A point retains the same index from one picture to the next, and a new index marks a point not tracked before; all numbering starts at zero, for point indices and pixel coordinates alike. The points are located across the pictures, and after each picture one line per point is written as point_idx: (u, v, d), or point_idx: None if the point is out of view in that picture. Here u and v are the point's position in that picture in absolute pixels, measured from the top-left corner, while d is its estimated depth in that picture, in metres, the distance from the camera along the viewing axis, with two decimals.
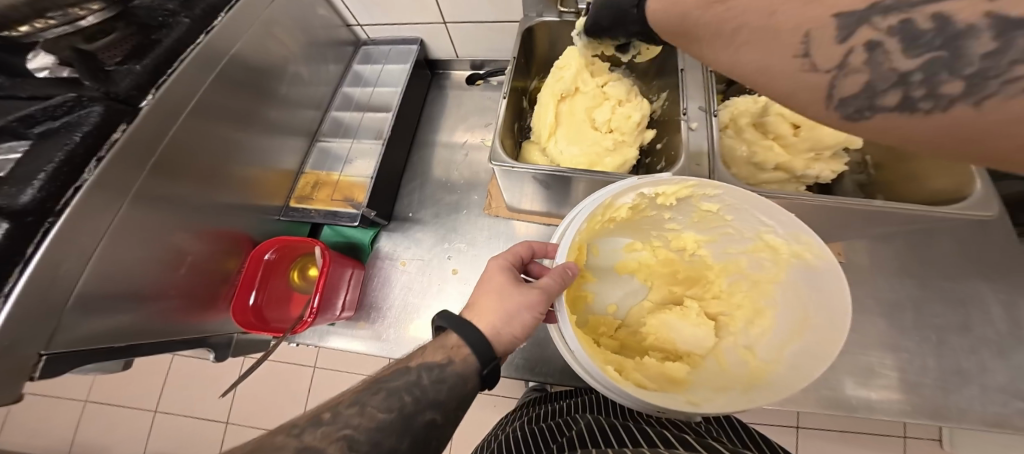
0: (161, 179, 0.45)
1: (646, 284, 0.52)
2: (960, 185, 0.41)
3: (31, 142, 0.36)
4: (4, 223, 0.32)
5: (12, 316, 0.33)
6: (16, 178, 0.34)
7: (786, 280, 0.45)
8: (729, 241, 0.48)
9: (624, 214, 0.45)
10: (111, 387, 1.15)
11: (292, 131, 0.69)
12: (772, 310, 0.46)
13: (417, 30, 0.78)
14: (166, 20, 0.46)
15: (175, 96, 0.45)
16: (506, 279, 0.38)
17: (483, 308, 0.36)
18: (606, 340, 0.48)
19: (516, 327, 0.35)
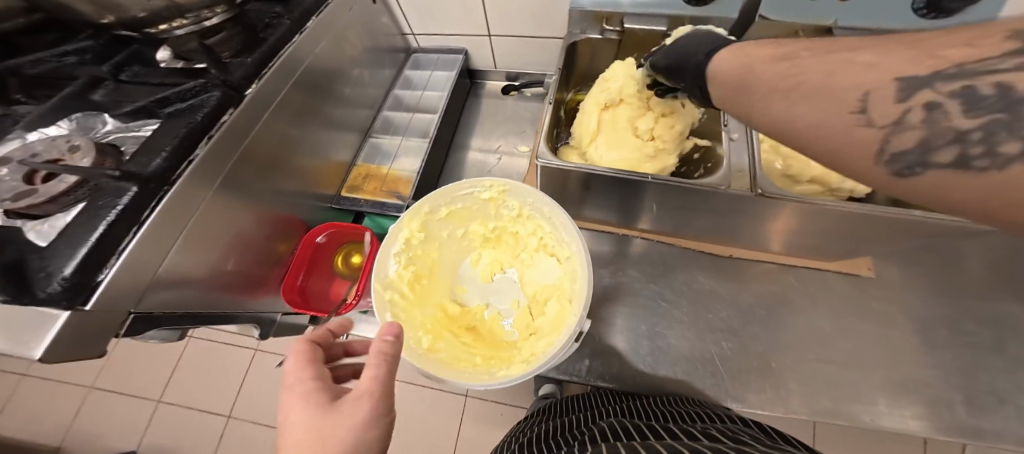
0: (242, 164, 0.50)
1: (509, 267, 0.63)
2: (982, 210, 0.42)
3: (160, 121, 0.44)
4: (133, 188, 0.37)
5: (121, 272, 0.37)
6: (146, 151, 0.40)
7: (524, 207, 0.57)
8: (480, 214, 0.62)
9: (413, 273, 0.56)
10: (134, 367, 1.19)
11: (348, 128, 0.75)
12: (538, 217, 0.57)
13: (464, 41, 0.85)
14: (272, 21, 0.54)
15: (269, 89, 0.51)
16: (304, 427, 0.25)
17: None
18: (530, 327, 0.55)
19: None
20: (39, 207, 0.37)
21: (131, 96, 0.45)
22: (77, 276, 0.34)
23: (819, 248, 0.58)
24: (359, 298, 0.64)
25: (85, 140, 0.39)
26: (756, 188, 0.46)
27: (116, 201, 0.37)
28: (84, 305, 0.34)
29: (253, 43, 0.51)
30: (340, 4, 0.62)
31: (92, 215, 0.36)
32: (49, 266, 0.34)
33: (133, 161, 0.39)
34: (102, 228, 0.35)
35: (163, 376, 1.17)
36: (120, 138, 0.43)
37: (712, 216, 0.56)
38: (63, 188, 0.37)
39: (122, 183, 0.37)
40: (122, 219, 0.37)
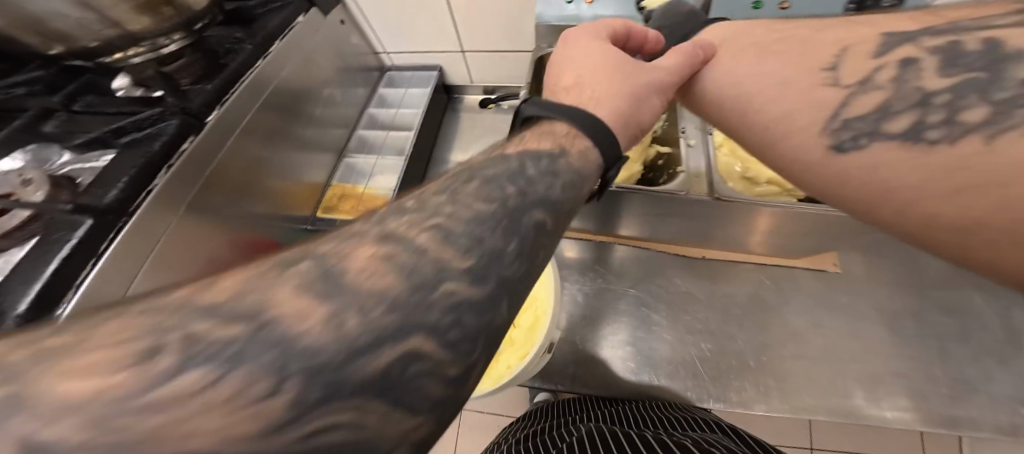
0: (209, 190, 0.50)
1: None
2: None
3: (115, 150, 0.43)
4: (88, 220, 0.37)
5: (78, 308, 0.36)
6: (102, 182, 0.40)
7: None
8: None
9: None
10: None
11: (322, 147, 0.75)
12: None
13: (437, 58, 0.86)
14: (233, 46, 0.54)
15: (233, 113, 0.51)
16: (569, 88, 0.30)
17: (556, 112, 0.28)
18: None
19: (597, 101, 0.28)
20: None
21: (86, 126, 0.44)
22: (31, 313, 0.33)
23: (787, 245, 0.60)
24: None
25: (36, 173, 0.39)
26: (713, 193, 0.48)
27: (70, 233, 0.36)
28: None
29: (214, 70, 0.52)
30: (306, 26, 0.63)
31: (44, 249, 0.36)
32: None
33: (88, 194, 0.38)
34: (54, 263, 0.35)
35: None
36: (78, 169, 0.42)
37: (683, 220, 0.57)
38: (15, 222, 0.37)
39: (75, 216, 0.36)
40: (77, 253, 0.36)
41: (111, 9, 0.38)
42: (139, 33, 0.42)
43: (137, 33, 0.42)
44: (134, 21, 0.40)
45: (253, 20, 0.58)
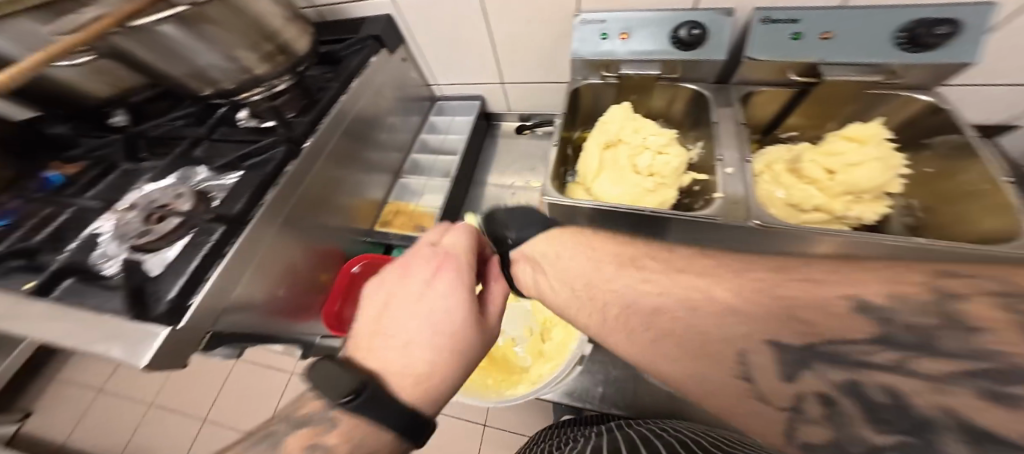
0: (301, 203, 0.61)
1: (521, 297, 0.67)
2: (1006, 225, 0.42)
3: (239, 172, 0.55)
4: (221, 227, 0.48)
5: (207, 296, 0.46)
6: (231, 196, 0.51)
7: None
8: None
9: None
10: (168, 392, 1.23)
11: (381, 170, 0.85)
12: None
13: (480, 89, 0.95)
14: (323, 86, 0.67)
15: (323, 139, 0.62)
16: (441, 313, 0.32)
17: (422, 344, 0.31)
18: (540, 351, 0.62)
19: (465, 344, 0.32)
20: (152, 242, 0.49)
21: (221, 152, 0.59)
22: (177, 300, 0.44)
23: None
24: None
25: (187, 190, 0.54)
26: (751, 219, 0.47)
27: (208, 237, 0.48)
28: (176, 324, 0.43)
29: (308, 104, 0.63)
30: (378, 65, 0.74)
31: (194, 248, 0.48)
32: (158, 290, 0.45)
33: (221, 205, 0.50)
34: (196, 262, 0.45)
35: (194, 403, 1.19)
36: (214, 185, 0.56)
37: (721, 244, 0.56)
38: (169, 228, 0.50)
39: (212, 224, 0.48)
40: (211, 254, 0.47)
41: (246, 60, 0.52)
42: (260, 77, 0.55)
43: (261, 76, 0.55)
44: (260, 67, 0.54)
45: (338, 61, 0.72)
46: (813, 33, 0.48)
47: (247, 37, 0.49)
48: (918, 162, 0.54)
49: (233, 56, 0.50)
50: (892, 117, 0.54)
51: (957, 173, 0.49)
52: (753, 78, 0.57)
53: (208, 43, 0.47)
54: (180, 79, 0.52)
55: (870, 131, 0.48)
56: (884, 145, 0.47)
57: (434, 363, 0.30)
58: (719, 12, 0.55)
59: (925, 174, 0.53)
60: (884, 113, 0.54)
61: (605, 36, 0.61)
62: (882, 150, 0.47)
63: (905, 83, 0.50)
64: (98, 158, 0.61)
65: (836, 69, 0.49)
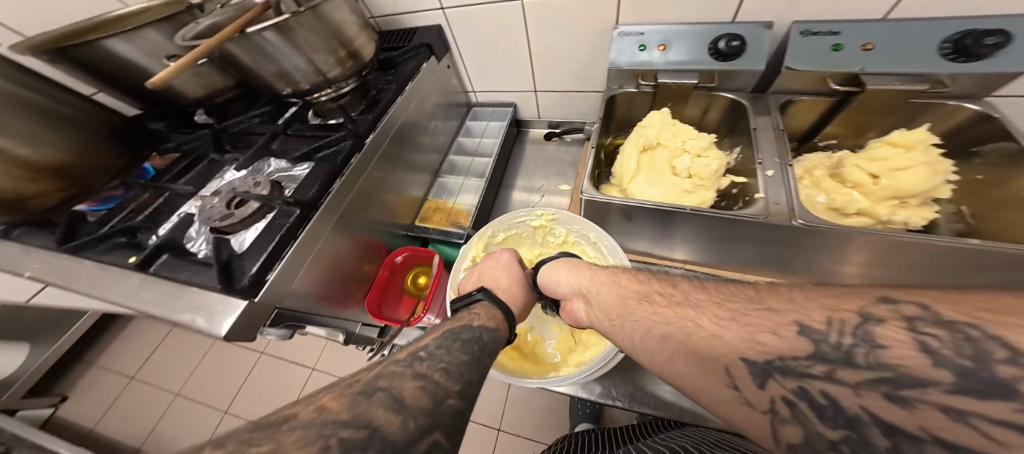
0: (360, 194, 0.68)
1: None
2: None
3: (312, 162, 0.65)
4: (298, 209, 0.55)
5: (282, 273, 0.52)
6: (308, 183, 0.60)
7: (569, 234, 0.67)
8: (528, 241, 0.71)
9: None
10: (202, 379, 1.28)
11: (421, 169, 0.90)
12: (582, 243, 0.66)
13: (514, 96, 1.00)
14: (382, 87, 0.75)
15: (382, 134, 0.70)
16: (511, 268, 0.53)
17: (502, 281, 0.50)
18: (572, 346, 0.65)
19: (524, 286, 0.52)
20: (233, 225, 0.56)
21: (293, 145, 0.68)
22: (258, 274, 0.50)
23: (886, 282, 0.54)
24: (427, 313, 0.70)
25: (264, 179, 0.61)
26: (795, 218, 0.49)
27: (287, 218, 0.56)
28: (256, 297, 0.49)
29: (369, 104, 0.73)
30: (428, 72, 0.81)
31: (271, 231, 0.54)
32: (242, 265, 0.51)
33: (299, 191, 0.58)
34: (276, 240, 0.52)
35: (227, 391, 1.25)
36: (285, 176, 0.65)
37: (757, 245, 0.57)
38: (248, 212, 0.57)
39: (289, 207, 0.56)
40: (288, 234, 0.54)
41: (321, 63, 0.63)
42: (331, 79, 0.67)
43: (331, 77, 0.66)
44: (333, 70, 0.65)
45: (393, 65, 0.80)
46: (853, 45, 0.50)
47: (329, 44, 0.61)
48: (967, 169, 0.54)
49: (312, 60, 0.61)
50: (938, 124, 0.54)
51: (1005, 180, 0.49)
52: (791, 87, 0.59)
53: (297, 49, 0.57)
54: (268, 81, 0.62)
55: (915, 137, 0.48)
56: (930, 150, 0.47)
57: (510, 291, 0.49)
58: (758, 26, 0.57)
59: (973, 180, 0.52)
60: (927, 120, 0.54)
61: (643, 48, 0.65)
62: (929, 155, 0.47)
63: (950, 93, 0.51)
64: (186, 150, 0.73)
65: (879, 78, 0.50)
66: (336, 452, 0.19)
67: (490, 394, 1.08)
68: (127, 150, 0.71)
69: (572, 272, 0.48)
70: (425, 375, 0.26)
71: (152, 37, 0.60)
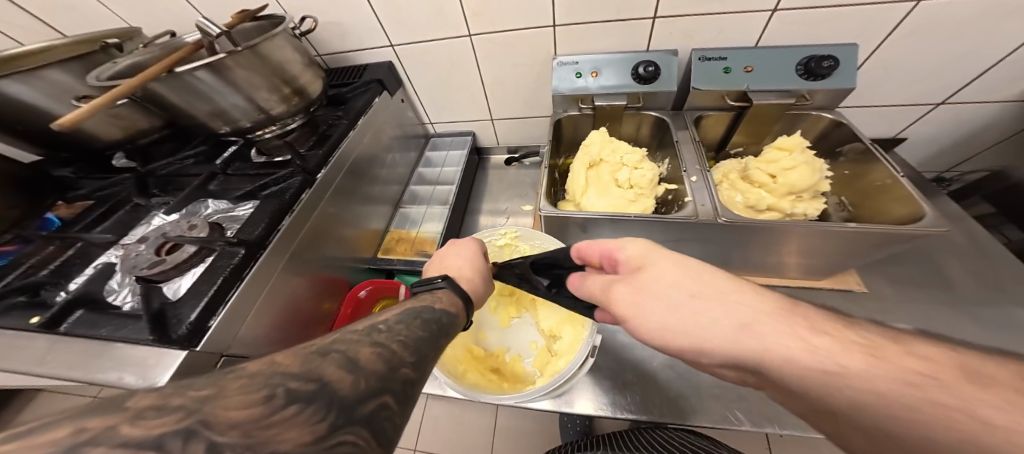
0: (316, 229, 0.68)
1: (524, 312, 0.73)
2: (914, 208, 0.51)
3: (257, 200, 0.65)
4: (243, 249, 0.53)
5: (225, 319, 0.49)
6: (254, 222, 0.58)
7: (533, 250, 0.69)
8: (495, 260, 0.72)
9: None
10: None
11: (381, 201, 0.90)
12: None
13: (470, 126, 1.05)
14: (332, 123, 0.77)
15: (334, 169, 0.70)
16: (472, 256, 0.50)
17: (466, 268, 0.47)
18: (550, 358, 0.65)
19: (488, 274, 0.50)
20: (164, 272, 0.52)
21: (241, 183, 0.69)
22: (197, 322, 0.46)
23: (809, 265, 0.61)
24: None
25: (201, 222, 0.59)
26: (720, 217, 0.55)
27: (231, 260, 0.53)
28: (195, 346, 0.45)
29: (320, 139, 0.73)
30: (381, 106, 0.83)
31: (212, 274, 0.52)
32: (179, 314, 0.48)
33: (244, 231, 0.57)
34: (218, 284, 0.50)
35: None
36: (225, 217, 0.65)
37: (700, 244, 0.63)
38: (183, 257, 0.53)
39: (234, 248, 0.54)
40: (235, 276, 0.52)
41: (264, 100, 0.65)
42: (275, 117, 0.69)
43: (275, 115, 0.69)
44: (277, 107, 0.68)
45: (343, 102, 0.81)
46: (739, 68, 0.60)
47: (269, 81, 0.64)
48: (836, 166, 0.65)
49: (252, 97, 0.63)
50: (812, 131, 0.65)
51: (867, 172, 0.59)
52: (699, 105, 0.68)
53: (232, 86, 0.60)
54: (207, 122, 0.65)
55: (793, 141, 0.58)
56: (807, 151, 0.56)
57: (474, 278, 0.47)
58: (667, 53, 0.67)
59: (843, 175, 0.64)
60: (804, 128, 0.66)
61: (579, 75, 0.72)
62: (806, 156, 0.56)
63: (819, 106, 0.62)
64: (103, 197, 0.70)
65: (762, 95, 0.60)
66: (281, 400, 0.18)
67: (471, 426, 1.04)
68: (25, 199, 0.68)
69: (730, 299, 0.29)
70: (379, 344, 0.25)
71: (57, 78, 0.59)
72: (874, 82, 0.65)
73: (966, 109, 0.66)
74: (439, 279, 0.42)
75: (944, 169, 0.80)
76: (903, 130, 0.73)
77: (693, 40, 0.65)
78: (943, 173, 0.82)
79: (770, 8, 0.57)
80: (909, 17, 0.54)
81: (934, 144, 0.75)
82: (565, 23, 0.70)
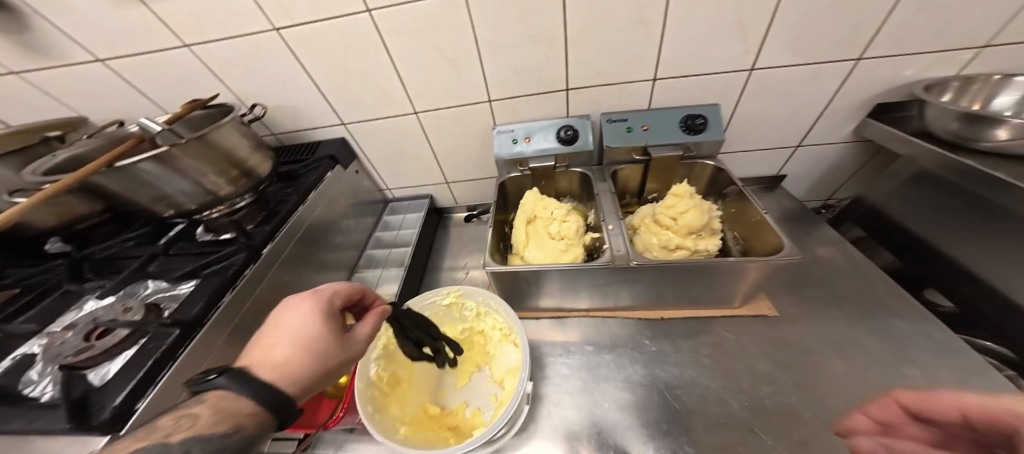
0: (260, 304, 0.67)
1: (483, 365, 0.70)
2: (773, 240, 0.60)
3: (198, 278, 0.64)
4: (177, 330, 0.52)
5: (151, 403, 0.46)
6: (190, 301, 0.57)
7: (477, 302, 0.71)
8: (446, 318, 0.74)
9: (391, 375, 0.66)
10: None
11: (336, 267, 0.91)
12: (490, 311, 0.70)
13: (428, 189, 1.11)
14: (280, 199, 0.80)
15: (278, 247, 0.71)
16: (296, 324, 0.40)
17: (280, 349, 0.38)
18: (503, 407, 0.60)
19: (327, 352, 0.40)
20: (93, 357, 0.50)
21: (180, 262, 0.69)
22: (122, 405, 0.43)
23: (723, 295, 0.66)
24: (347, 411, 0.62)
25: (137, 304, 0.58)
26: (632, 260, 0.61)
27: (162, 342, 0.51)
28: (116, 434, 0.43)
29: (268, 216, 0.76)
30: (333, 180, 0.88)
31: (142, 357, 0.49)
32: (102, 400, 0.44)
33: (179, 311, 0.55)
34: (148, 365, 0.47)
35: None
36: (164, 297, 0.63)
37: (630, 285, 0.67)
38: (114, 341, 0.52)
39: (168, 329, 0.52)
40: (165, 355, 0.50)
41: (211, 184, 0.69)
42: (221, 198, 0.72)
43: (221, 195, 0.72)
44: (224, 188, 0.71)
45: (295, 178, 0.86)
46: (638, 127, 0.72)
47: (215, 167, 0.68)
48: (725, 205, 0.75)
49: (199, 182, 0.67)
50: (702, 178, 0.77)
51: (746, 210, 0.68)
52: (616, 160, 0.78)
53: (180, 174, 0.64)
54: (149, 205, 0.68)
55: (682, 189, 0.66)
56: (695, 197, 0.65)
57: (291, 361, 0.37)
58: (582, 118, 0.78)
59: (732, 212, 0.73)
60: (697, 175, 0.77)
61: (515, 141, 0.81)
62: (695, 201, 0.65)
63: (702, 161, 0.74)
64: (29, 284, 0.67)
65: (662, 148, 0.72)
66: None
67: None
68: None
69: None
70: None
71: None
72: (752, 131, 0.77)
73: (833, 146, 0.79)
74: (218, 374, 0.34)
75: (835, 197, 0.93)
76: (791, 169, 0.85)
77: (600, 106, 0.77)
78: (828, 200, 0.94)
79: (650, 79, 0.70)
80: (747, 83, 0.68)
81: (821, 175, 0.87)
82: (498, 98, 0.79)
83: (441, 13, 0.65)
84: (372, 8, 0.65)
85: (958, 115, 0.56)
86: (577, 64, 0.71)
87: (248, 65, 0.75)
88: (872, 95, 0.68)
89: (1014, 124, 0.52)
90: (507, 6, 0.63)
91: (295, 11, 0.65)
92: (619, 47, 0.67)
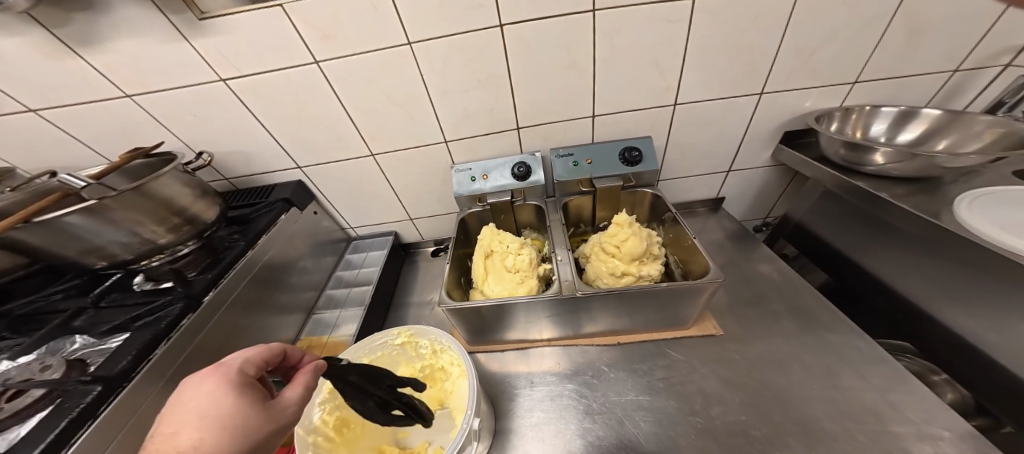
0: (198, 359, 0.62)
1: (442, 401, 0.65)
2: (702, 263, 0.63)
3: (128, 331, 0.59)
4: (97, 387, 0.47)
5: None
6: (116, 356, 0.52)
7: (429, 337, 0.67)
8: (403, 358, 0.70)
9: (340, 416, 0.62)
10: None
11: (292, 310, 0.86)
12: (443, 347, 0.66)
13: (392, 226, 1.10)
14: (227, 244, 0.77)
15: (222, 294, 0.67)
16: (208, 401, 0.37)
17: (187, 433, 0.35)
18: None
19: (248, 425, 0.37)
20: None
21: (109, 317, 0.64)
22: None
23: (674, 316, 0.67)
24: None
25: (58, 360, 0.53)
26: (578, 289, 0.61)
27: (80, 400, 0.46)
28: None
29: (212, 262, 0.73)
30: (288, 223, 0.86)
31: (54, 416, 0.44)
32: None
33: (102, 366, 0.50)
34: (61, 426, 0.43)
35: None
36: (89, 351, 0.57)
37: (585, 314, 0.66)
38: (26, 402, 0.47)
39: (87, 386, 0.47)
40: (80, 416, 0.45)
41: (149, 233, 0.66)
42: (161, 248, 0.69)
43: (161, 244, 0.68)
44: (164, 236, 0.68)
45: (247, 221, 0.83)
46: (583, 161, 0.77)
47: (153, 216, 0.65)
48: (666, 230, 0.79)
49: (135, 232, 0.64)
50: (646, 205, 0.82)
51: (680, 235, 0.72)
52: (567, 191, 0.81)
53: (113, 225, 0.61)
54: (77, 259, 0.63)
55: (622, 220, 0.70)
56: (634, 225, 0.68)
57: (203, 443, 0.34)
58: (533, 156, 0.81)
59: (671, 237, 0.77)
60: (641, 203, 0.82)
61: (474, 179, 0.83)
62: (634, 230, 0.67)
63: (644, 190, 0.79)
64: None
65: (605, 180, 0.77)
66: None
67: None
68: None
69: None
70: None
71: None
72: (692, 156, 0.82)
73: (766, 168, 0.85)
74: None
75: (776, 214, 0.99)
76: (733, 190, 0.91)
77: (550, 141, 0.81)
78: (768, 219, 1.01)
79: (589, 115, 0.75)
80: (677, 116, 0.74)
81: (762, 194, 0.93)
82: (454, 138, 0.82)
83: (387, 62, 0.68)
84: (319, 59, 0.68)
85: (841, 143, 0.63)
86: (524, 104, 0.75)
87: (196, 114, 0.75)
88: (785, 122, 0.76)
89: (883, 151, 0.58)
90: (449, 55, 0.68)
91: (242, 64, 0.68)
92: (557, 88, 0.72)
